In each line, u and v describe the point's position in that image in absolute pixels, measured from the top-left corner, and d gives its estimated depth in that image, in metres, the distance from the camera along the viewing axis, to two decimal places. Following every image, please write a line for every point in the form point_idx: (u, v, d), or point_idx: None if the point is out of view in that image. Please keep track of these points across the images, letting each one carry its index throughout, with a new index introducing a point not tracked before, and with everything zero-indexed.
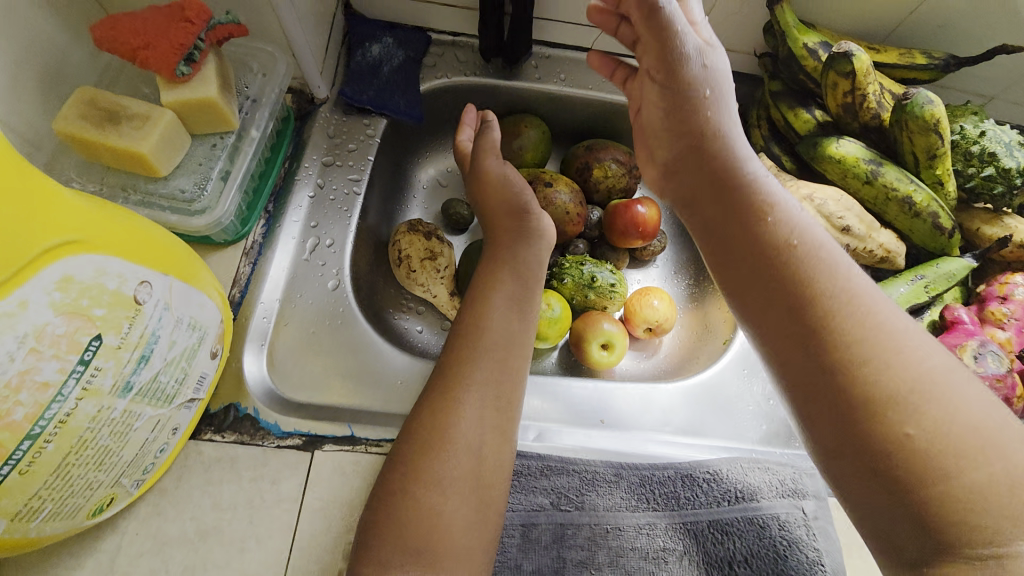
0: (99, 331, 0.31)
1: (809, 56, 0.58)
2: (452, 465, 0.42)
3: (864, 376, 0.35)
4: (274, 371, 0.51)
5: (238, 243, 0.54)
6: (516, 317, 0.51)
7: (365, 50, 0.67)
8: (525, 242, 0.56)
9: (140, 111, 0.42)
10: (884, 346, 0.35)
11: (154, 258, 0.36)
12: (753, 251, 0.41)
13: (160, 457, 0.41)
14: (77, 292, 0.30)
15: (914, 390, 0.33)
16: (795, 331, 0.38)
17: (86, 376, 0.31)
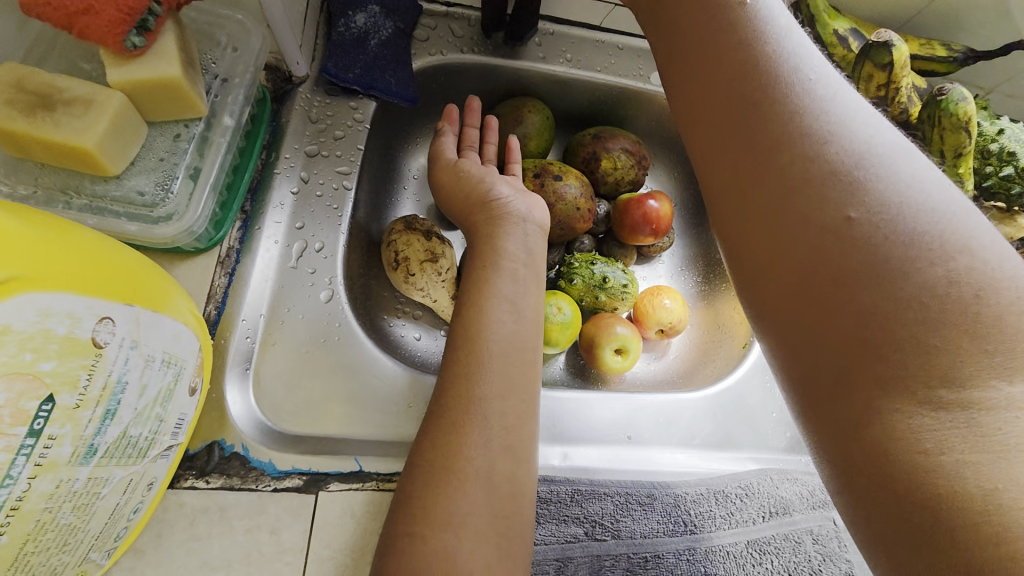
0: (50, 391, 0.24)
1: (839, 43, 0.56)
2: (464, 504, 0.36)
3: (876, 275, 0.26)
4: (263, 400, 0.44)
5: (211, 250, 0.45)
6: (519, 313, 0.44)
7: (348, 19, 0.58)
8: (519, 225, 0.49)
9: (81, 96, 0.33)
10: (899, 240, 0.26)
11: (114, 284, 0.28)
12: (748, 106, 0.31)
13: (133, 519, 0.34)
14: (16, 346, 0.22)
15: (932, 265, 0.25)
16: (790, 209, 0.29)
17: (38, 449, 0.24)
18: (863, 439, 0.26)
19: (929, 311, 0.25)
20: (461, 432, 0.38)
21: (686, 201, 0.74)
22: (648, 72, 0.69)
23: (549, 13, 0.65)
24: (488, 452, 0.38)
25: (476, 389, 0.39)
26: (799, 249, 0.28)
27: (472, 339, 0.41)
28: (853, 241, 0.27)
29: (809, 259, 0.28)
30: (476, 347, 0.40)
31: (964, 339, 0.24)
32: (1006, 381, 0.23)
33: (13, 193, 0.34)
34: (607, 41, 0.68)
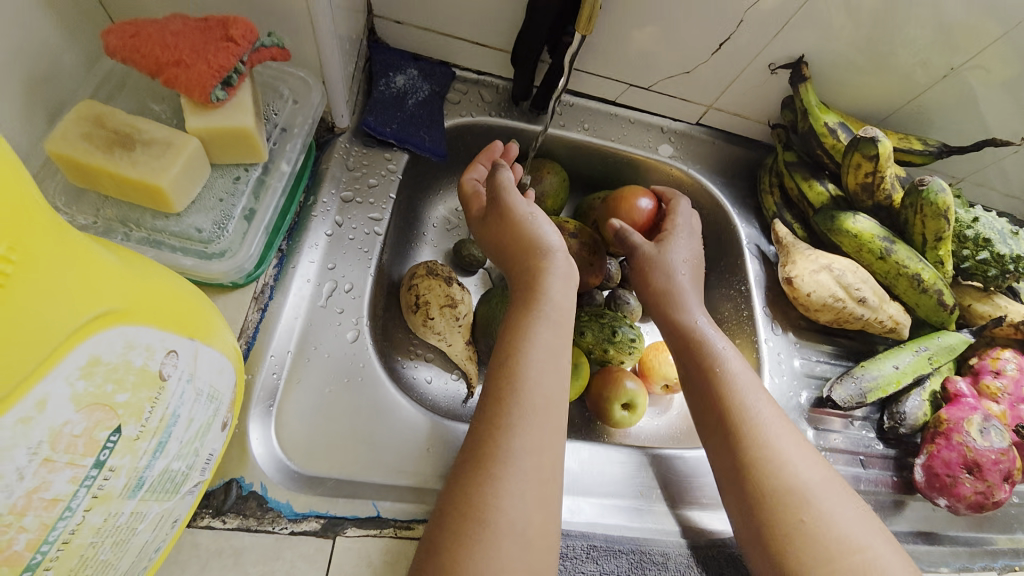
0: (119, 422, 0.24)
1: (829, 134, 0.63)
2: (497, 558, 0.36)
3: (763, 512, 0.45)
4: (284, 440, 0.44)
5: (248, 286, 0.46)
6: (555, 360, 0.45)
7: (389, 79, 0.63)
8: (563, 274, 0.50)
9: (159, 137, 0.35)
10: (778, 504, 0.44)
11: (179, 318, 0.29)
12: (717, 423, 0.50)
13: (154, 558, 0.32)
14: (102, 377, 0.23)
15: (774, 491, 0.45)
16: (729, 470, 0.48)
17: (97, 481, 0.24)
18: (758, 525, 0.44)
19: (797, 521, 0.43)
20: (498, 485, 0.38)
21: None
22: (656, 144, 0.75)
23: (571, 86, 0.71)
24: (521, 501, 0.38)
25: (511, 441, 0.40)
26: (726, 416, 0.50)
27: (508, 387, 0.42)
28: (743, 480, 0.46)
29: (737, 436, 0.48)
30: (510, 396, 0.42)
31: (798, 533, 0.43)
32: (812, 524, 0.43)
33: (73, 222, 0.35)
34: (620, 114, 0.74)
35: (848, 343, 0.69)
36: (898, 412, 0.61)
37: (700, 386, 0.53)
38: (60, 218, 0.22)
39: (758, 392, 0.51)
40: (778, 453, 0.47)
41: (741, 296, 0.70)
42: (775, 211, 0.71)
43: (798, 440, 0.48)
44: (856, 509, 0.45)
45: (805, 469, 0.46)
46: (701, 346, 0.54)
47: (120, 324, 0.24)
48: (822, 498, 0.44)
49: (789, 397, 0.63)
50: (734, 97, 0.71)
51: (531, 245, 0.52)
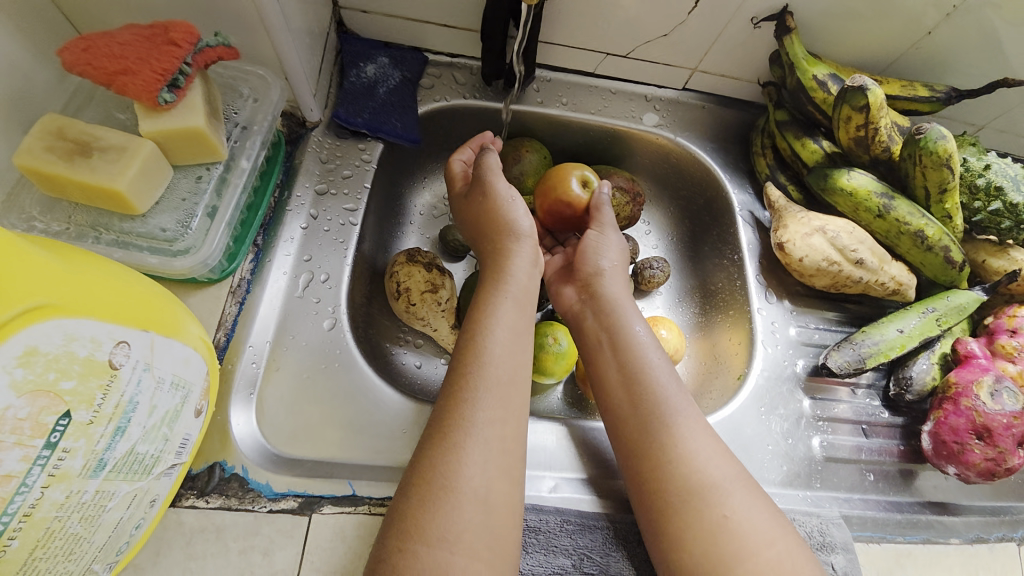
0: (67, 407, 0.26)
1: (818, 87, 0.59)
2: (458, 521, 0.37)
3: (645, 465, 0.45)
4: (265, 425, 0.46)
5: (224, 280, 0.49)
6: (518, 335, 0.46)
7: (359, 70, 0.63)
8: (528, 257, 0.51)
9: (115, 142, 0.37)
10: (666, 459, 0.44)
11: (131, 311, 0.31)
12: (615, 378, 0.49)
13: (135, 534, 0.35)
14: (42, 366, 0.25)
15: (662, 449, 0.44)
16: (622, 420, 0.48)
17: (52, 461, 0.26)
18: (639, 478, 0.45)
19: (677, 479, 0.43)
20: (461, 453, 0.39)
21: (678, 233, 0.77)
22: (640, 113, 0.72)
23: (547, 61, 0.70)
24: (484, 470, 0.39)
25: (475, 412, 0.41)
26: (637, 406, 0.47)
27: (474, 360, 0.43)
28: (633, 431, 0.46)
29: (640, 406, 0.47)
30: (479, 368, 0.43)
31: (680, 496, 0.42)
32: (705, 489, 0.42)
33: (47, 229, 0.38)
34: (601, 86, 0.72)
35: (857, 308, 0.66)
36: (904, 377, 0.58)
37: (613, 374, 0.49)
38: None
39: (678, 385, 0.48)
40: (687, 446, 0.44)
41: (734, 266, 0.68)
42: (768, 173, 0.68)
43: (711, 435, 0.46)
44: (768, 510, 0.42)
45: (716, 465, 0.43)
46: (625, 336, 0.51)
47: (57, 317, 0.25)
48: (735, 499, 0.42)
49: (783, 366, 0.61)
50: (719, 57, 0.67)
51: (501, 225, 0.52)
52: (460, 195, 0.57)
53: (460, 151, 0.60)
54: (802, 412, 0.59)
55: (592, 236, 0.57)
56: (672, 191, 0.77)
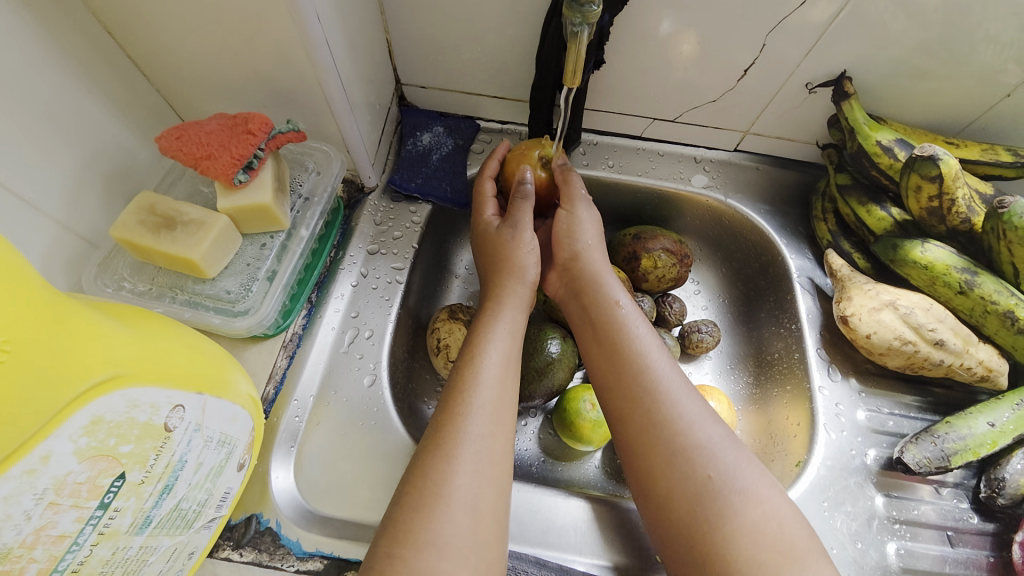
0: (123, 469, 0.29)
1: (884, 153, 0.56)
2: (448, 530, 0.38)
3: (645, 460, 0.44)
4: (302, 481, 0.48)
5: (278, 335, 0.52)
6: (507, 368, 0.48)
7: (416, 138, 0.68)
8: (522, 300, 0.54)
9: (196, 218, 0.42)
10: (665, 455, 0.43)
11: (189, 374, 0.34)
12: (610, 374, 0.49)
13: None
14: (105, 433, 0.28)
15: (661, 444, 0.44)
16: (618, 418, 0.47)
17: (103, 520, 0.29)
18: (639, 471, 0.44)
19: (675, 469, 0.42)
20: (454, 463, 0.41)
21: (731, 297, 0.73)
22: (689, 175, 0.71)
23: (594, 125, 0.71)
24: (474, 482, 0.40)
25: (468, 427, 0.43)
26: (624, 372, 0.48)
27: (470, 379, 0.46)
28: (629, 427, 0.46)
29: (636, 394, 0.46)
30: (472, 387, 0.45)
31: (682, 485, 0.42)
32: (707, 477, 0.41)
33: (134, 290, 0.43)
34: (649, 148, 0.72)
35: (946, 393, 0.58)
36: (995, 479, 0.51)
37: (600, 348, 0.51)
38: (71, 303, 0.28)
39: (663, 353, 0.49)
40: (672, 408, 0.45)
41: (792, 336, 0.63)
42: (830, 240, 0.63)
43: (695, 396, 0.46)
44: (756, 469, 0.42)
45: (702, 426, 0.44)
46: (612, 312, 0.52)
47: (123, 387, 0.28)
48: (722, 459, 0.42)
49: (850, 456, 0.54)
50: (773, 120, 0.65)
51: (509, 263, 0.55)
52: (487, 223, 0.59)
53: (486, 165, 0.62)
54: (875, 512, 0.52)
55: (569, 215, 0.57)
56: (724, 253, 0.74)
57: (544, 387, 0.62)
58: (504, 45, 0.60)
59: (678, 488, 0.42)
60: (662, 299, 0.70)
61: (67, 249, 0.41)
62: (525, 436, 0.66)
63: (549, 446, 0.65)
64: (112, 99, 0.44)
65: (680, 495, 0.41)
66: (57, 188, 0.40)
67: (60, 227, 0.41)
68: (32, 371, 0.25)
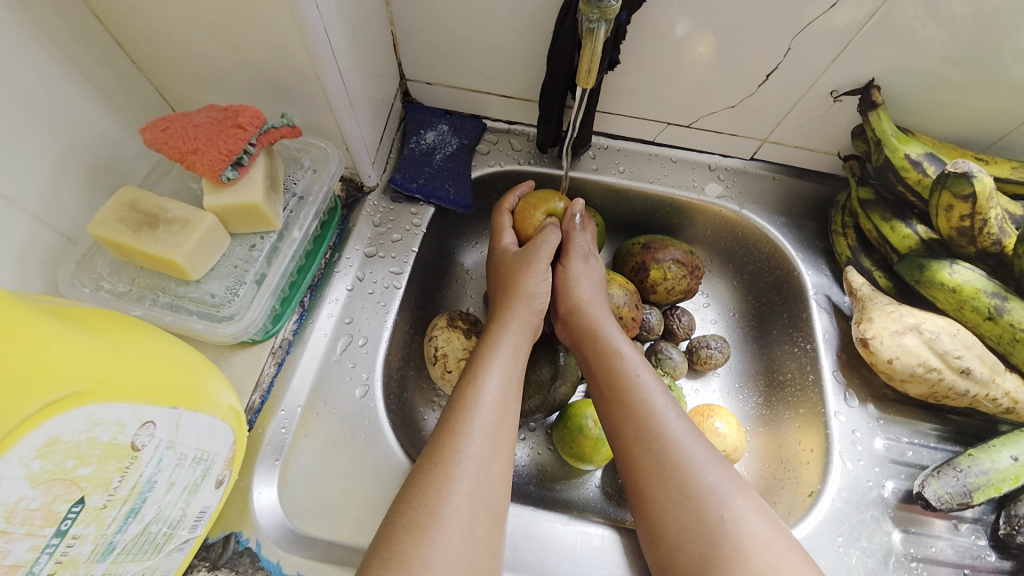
0: (82, 493, 0.26)
1: (913, 167, 0.53)
2: (443, 551, 0.36)
3: (646, 493, 0.44)
4: (286, 498, 0.45)
5: (266, 341, 0.50)
6: (509, 389, 0.46)
7: (419, 136, 0.65)
8: (527, 324, 0.52)
9: (180, 215, 0.39)
10: (665, 489, 0.43)
11: (162, 387, 0.31)
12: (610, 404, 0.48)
13: None
14: (61, 454, 0.25)
15: (661, 478, 0.43)
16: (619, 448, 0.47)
17: (60, 548, 0.26)
18: (639, 503, 0.44)
19: (677, 504, 0.42)
20: (452, 482, 0.39)
21: (743, 311, 0.70)
22: (703, 183, 0.68)
23: (605, 128, 0.68)
24: (471, 502, 0.39)
25: (468, 446, 0.41)
26: (629, 416, 0.47)
27: (471, 398, 0.44)
28: (630, 459, 0.45)
29: (636, 427, 0.46)
30: (473, 406, 0.44)
31: (684, 520, 0.41)
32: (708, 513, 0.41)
33: (114, 291, 0.40)
34: (661, 154, 0.69)
35: (964, 422, 0.55)
36: (1016, 517, 0.48)
37: (604, 393, 0.50)
38: (23, 311, 0.25)
39: (668, 398, 0.48)
40: (680, 450, 0.44)
41: (807, 355, 0.60)
42: (850, 256, 0.61)
43: (701, 438, 0.45)
44: (765, 513, 0.41)
45: (710, 469, 0.43)
46: (615, 355, 0.50)
47: (84, 404, 0.26)
48: (732, 502, 0.41)
49: (866, 488, 0.51)
50: (794, 129, 0.62)
51: (517, 289, 0.54)
52: (504, 251, 0.58)
53: (505, 199, 0.61)
54: (891, 549, 0.49)
55: (578, 264, 0.56)
56: (736, 264, 0.71)
57: (541, 404, 0.59)
58: (513, 42, 0.57)
59: (678, 522, 0.41)
60: (670, 312, 0.68)
61: (43, 245, 0.39)
62: (525, 451, 0.63)
63: (549, 462, 0.63)
64: (96, 86, 0.41)
65: (679, 531, 0.41)
66: (33, 179, 0.37)
67: (36, 221, 0.38)
68: None
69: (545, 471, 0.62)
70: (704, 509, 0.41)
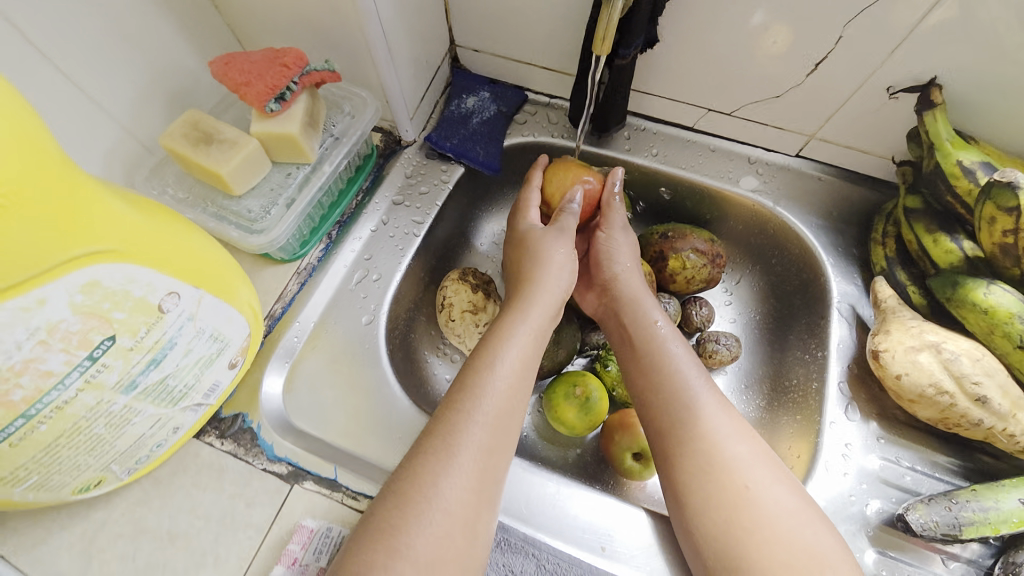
0: (114, 331, 0.34)
1: (964, 176, 0.48)
2: (428, 530, 0.37)
3: (665, 436, 0.45)
4: (289, 397, 0.52)
5: (294, 262, 0.57)
6: (528, 364, 0.47)
7: (460, 100, 0.68)
8: (553, 300, 0.52)
9: (231, 138, 0.46)
10: (681, 428, 0.44)
11: (191, 268, 0.38)
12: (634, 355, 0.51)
13: (156, 451, 0.44)
14: (99, 296, 0.33)
15: (678, 419, 0.45)
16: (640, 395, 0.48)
17: (91, 370, 0.34)
18: (660, 446, 0.46)
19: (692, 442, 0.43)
20: (447, 466, 0.40)
21: (764, 314, 0.66)
22: (738, 176, 0.65)
23: (642, 109, 0.66)
24: (458, 485, 0.39)
25: (468, 431, 0.41)
26: (658, 385, 0.47)
27: (479, 383, 0.44)
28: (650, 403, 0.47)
29: (655, 372, 0.48)
30: (480, 392, 0.43)
31: (700, 459, 0.43)
32: (726, 448, 0.43)
33: (176, 196, 0.49)
34: (699, 141, 0.66)
35: (992, 464, 0.50)
36: (1011, 563, 0.44)
37: (635, 363, 0.50)
38: (88, 179, 0.33)
39: (699, 370, 0.48)
40: (707, 421, 0.44)
41: (816, 363, 0.58)
42: (884, 266, 0.56)
43: (730, 411, 0.45)
44: (794, 487, 0.42)
45: (736, 440, 0.43)
46: (647, 329, 0.51)
47: (119, 261, 0.33)
48: (757, 474, 0.41)
49: (846, 502, 0.49)
50: (843, 125, 0.57)
51: (545, 260, 0.54)
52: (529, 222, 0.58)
53: (530, 173, 0.61)
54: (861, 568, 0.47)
55: (603, 240, 0.58)
56: (763, 262, 0.67)
57: (534, 366, 0.61)
58: (555, 17, 0.57)
59: (693, 459, 0.43)
60: (689, 302, 0.67)
61: (127, 150, 0.48)
62: None
63: (536, 422, 0.64)
64: (184, 24, 0.50)
65: (694, 464, 0.43)
66: (123, 95, 0.47)
67: (124, 130, 0.48)
68: (41, 228, 0.29)
69: (531, 429, 0.64)
70: (717, 444, 0.43)
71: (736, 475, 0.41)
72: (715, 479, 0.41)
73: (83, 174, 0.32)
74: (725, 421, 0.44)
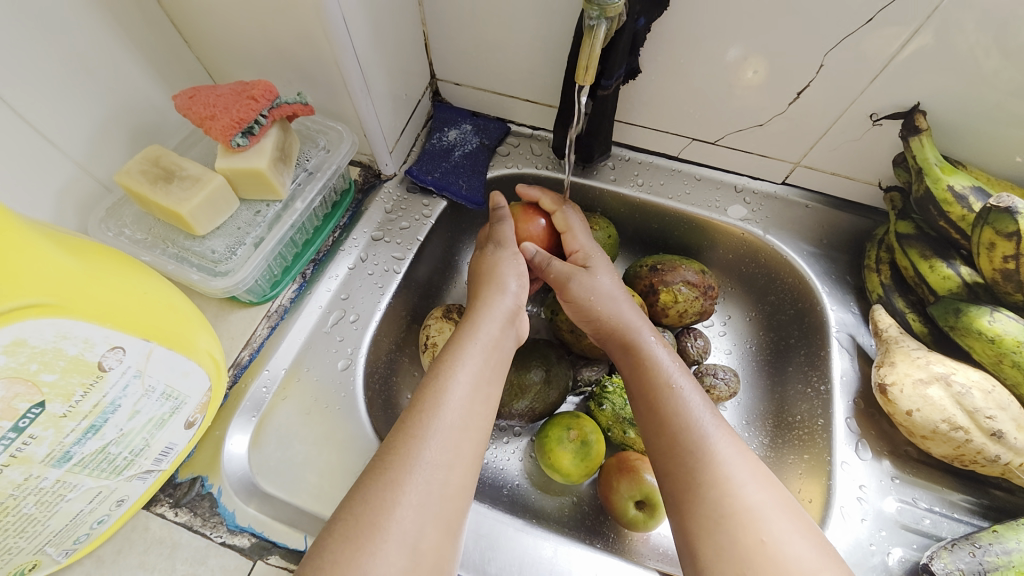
0: (43, 398, 0.31)
1: (956, 201, 0.48)
2: (382, 567, 0.32)
3: (672, 478, 0.40)
4: (255, 456, 0.47)
5: (263, 305, 0.53)
6: (478, 393, 0.41)
7: (442, 133, 0.66)
8: (503, 310, 0.48)
9: (194, 174, 0.43)
10: (691, 472, 0.39)
11: (140, 320, 0.34)
12: (639, 390, 0.45)
13: (97, 528, 0.40)
14: (27, 357, 0.29)
15: (684, 459, 0.40)
16: (647, 435, 0.43)
17: (16, 444, 0.31)
18: (667, 491, 0.40)
19: (698, 486, 0.38)
20: (401, 492, 0.35)
21: (759, 344, 0.64)
22: (726, 204, 0.63)
23: (626, 139, 0.65)
24: (422, 516, 0.34)
25: (422, 451, 0.37)
26: (664, 428, 0.42)
27: (431, 400, 0.39)
28: (659, 444, 0.42)
29: (664, 410, 0.43)
30: (439, 411, 0.39)
31: (709, 506, 0.37)
32: (740, 491, 0.37)
33: (133, 238, 0.45)
34: (684, 170, 0.65)
35: (1004, 498, 0.48)
36: None
37: (639, 403, 0.45)
38: (19, 223, 0.29)
39: (709, 408, 0.43)
40: (720, 464, 0.39)
41: (819, 397, 0.55)
42: (881, 294, 0.55)
43: (745, 453, 0.40)
44: (816, 540, 0.36)
45: (753, 488, 0.38)
46: (649, 366, 0.46)
47: (51, 317, 0.29)
48: (776, 526, 0.36)
49: (868, 552, 0.46)
50: (828, 152, 0.56)
51: (495, 279, 0.50)
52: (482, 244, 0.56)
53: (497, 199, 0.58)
54: None
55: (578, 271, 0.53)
56: (757, 293, 0.65)
57: (524, 410, 0.56)
58: (537, 49, 0.56)
59: (702, 506, 0.38)
60: (683, 333, 0.63)
61: (82, 189, 0.45)
62: (507, 453, 0.61)
63: (528, 469, 0.60)
64: (149, 58, 0.48)
65: (705, 511, 0.37)
66: (81, 133, 0.43)
67: (79, 168, 0.44)
68: None
69: (523, 477, 0.60)
70: (730, 488, 0.38)
71: (750, 520, 0.36)
72: (729, 527, 0.36)
73: (17, 218, 0.29)
74: (738, 462, 0.39)
